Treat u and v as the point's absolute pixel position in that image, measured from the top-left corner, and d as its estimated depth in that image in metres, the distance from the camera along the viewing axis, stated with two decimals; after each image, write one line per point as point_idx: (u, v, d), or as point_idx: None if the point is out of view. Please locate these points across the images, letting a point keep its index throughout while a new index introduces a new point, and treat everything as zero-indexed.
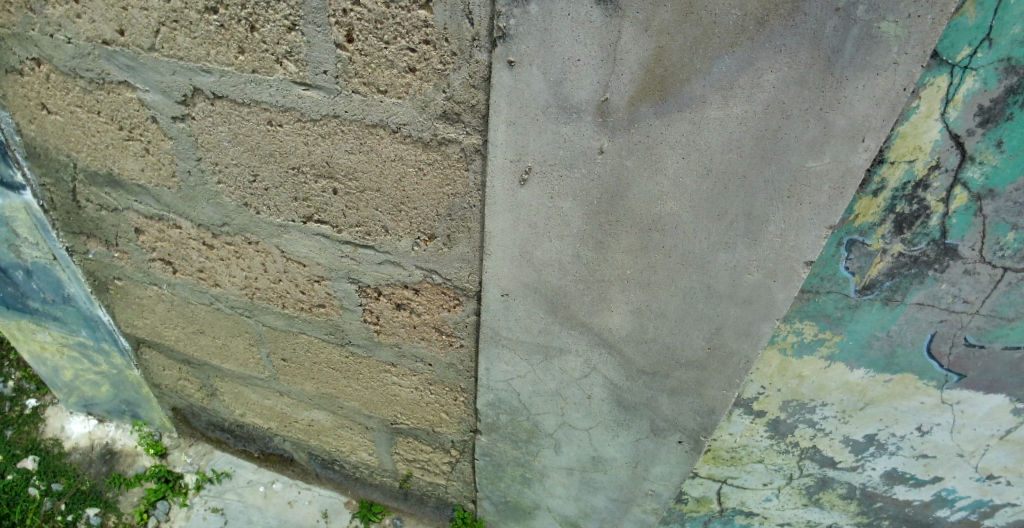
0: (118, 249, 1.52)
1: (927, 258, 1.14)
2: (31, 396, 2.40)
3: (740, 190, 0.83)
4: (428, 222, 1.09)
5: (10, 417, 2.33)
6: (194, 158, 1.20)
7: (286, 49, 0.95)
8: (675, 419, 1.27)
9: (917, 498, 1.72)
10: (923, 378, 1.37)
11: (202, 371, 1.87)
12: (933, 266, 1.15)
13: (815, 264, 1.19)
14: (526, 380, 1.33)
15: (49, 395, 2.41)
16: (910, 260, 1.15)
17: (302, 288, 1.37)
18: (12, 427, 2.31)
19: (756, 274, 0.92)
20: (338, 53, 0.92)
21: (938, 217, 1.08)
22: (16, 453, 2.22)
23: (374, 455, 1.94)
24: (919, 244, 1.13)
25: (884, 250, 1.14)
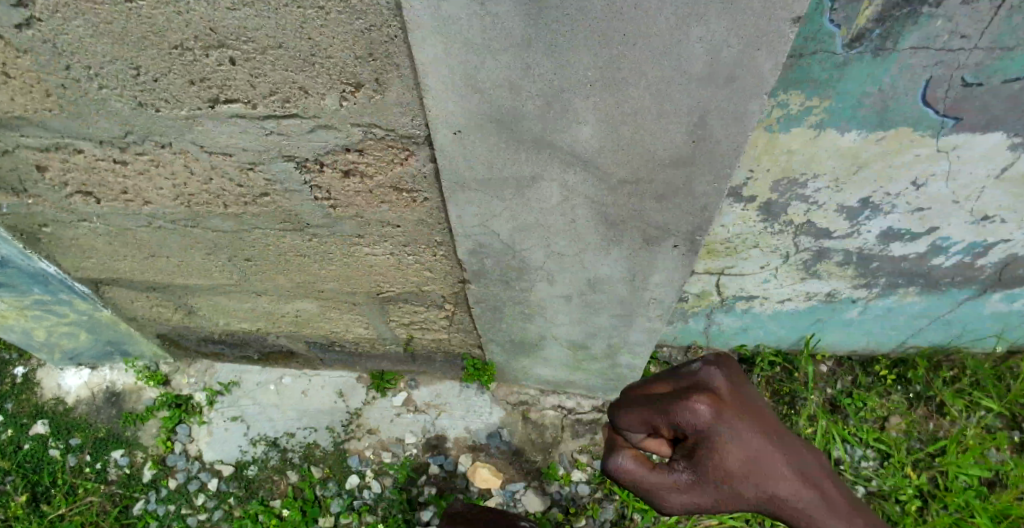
0: (30, 194, 1.37)
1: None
2: (17, 364, 2.33)
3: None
4: (348, 70, 0.93)
5: (5, 390, 2.29)
6: (62, 67, 1.00)
7: None
8: (667, 224, 1.23)
9: (912, 251, 1.77)
10: (918, 130, 1.32)
11: (171, 292, 1.80)
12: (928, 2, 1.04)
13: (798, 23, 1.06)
14: (504, 218, 1.26)
15: (33, 359, 2.34)
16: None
17: (238, 182, 1.24)
18: (11, 399, 2.27)
19: (737, 46, 0.81)
20: None
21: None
22: (24, 423, 2.23)
23: (370, 328, 1.98)
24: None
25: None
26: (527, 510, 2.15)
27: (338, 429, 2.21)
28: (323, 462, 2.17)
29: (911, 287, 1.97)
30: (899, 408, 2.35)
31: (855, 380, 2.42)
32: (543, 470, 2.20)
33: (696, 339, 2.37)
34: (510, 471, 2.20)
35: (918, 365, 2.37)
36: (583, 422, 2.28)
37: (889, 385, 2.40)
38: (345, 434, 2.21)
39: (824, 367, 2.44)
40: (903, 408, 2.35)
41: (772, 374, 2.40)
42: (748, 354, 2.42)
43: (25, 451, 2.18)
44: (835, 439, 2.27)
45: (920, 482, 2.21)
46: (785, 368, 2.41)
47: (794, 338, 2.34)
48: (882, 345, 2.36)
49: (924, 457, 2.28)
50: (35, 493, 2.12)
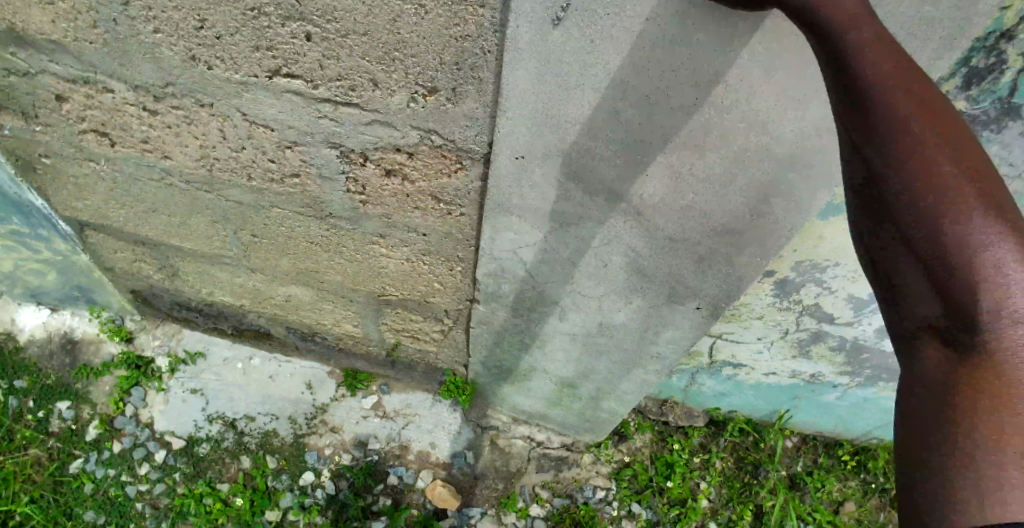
0: (40, 123, 1.27)
1: (986, 117, 1.04)
2: None
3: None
4: (428, 74, 0.89)
5: None
6: (119, 3, 0.93)
7: None
8: (697, 287, 1.21)
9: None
10: None
11: (161, 251, 1.71)
12: (990, 126, 1.06)
13: None
14: (536, 249, 1.23)
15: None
16: (968, 119, 1.04)
17: (272, 157, 1.18)
18: None
19: (824, 137, 0.82)
20: None
21: (1013, 74, 0.96)
22: None
23: (360, 327, 1.91)
24: (982, 103, 1.01)
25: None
26: None
27: (302, 422, 2.11)
28: (280, 452, 2.07)
29: (891, 382, 2.01)
30: (855, 495, 2.37)
31: (817, 459, 2.44)
32: (502, 498, 2.15)
33: (674, 395, 2.35)
34: (469, 494, 2.14)
35: (880, 456, 2.40)
36: (549, 457, 2.24)
37: (849, 470, 2.42)
38: (307, 427, 2.11)
39: (790, 441, 2.45)
40: (858, 496, 2.37)
41: (740, 441, 2.41)
42: (721, 417, 2.40)
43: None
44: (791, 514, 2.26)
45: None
46: (753, 437, 2.40)
47: (767, 410, 2.34)
48: (850, 431, 2.38)
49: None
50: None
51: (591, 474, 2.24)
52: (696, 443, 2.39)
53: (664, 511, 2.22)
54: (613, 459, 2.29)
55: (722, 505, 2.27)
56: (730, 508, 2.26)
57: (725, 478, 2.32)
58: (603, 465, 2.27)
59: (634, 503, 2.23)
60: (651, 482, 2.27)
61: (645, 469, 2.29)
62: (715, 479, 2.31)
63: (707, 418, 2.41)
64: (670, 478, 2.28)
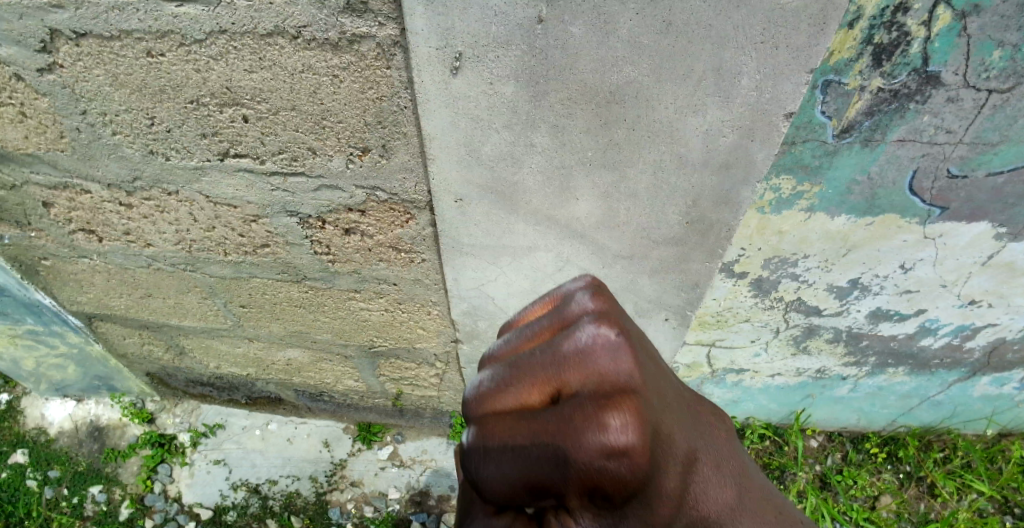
0: (33, 228, 1.38)
1: (907, 90, 1.06)
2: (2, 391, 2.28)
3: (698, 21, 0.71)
4: (357, 135, 0.96)
5: None
6: (78, 112, 1.02)
7: None
8: (658, 298, 1.24)
9: (900, 331, 1.77)
10: (905, 217, 1.34)
11: (164, 332, 1.79)
12: (915, 98, 1.07)
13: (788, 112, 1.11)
14: (499, 283, 1.27)
15: (20, 386, 2.29)
16: (890, 95, 1.07)
17: (240, 231, 1.25)
18: None
19: (731, 135, 0.84)
20: None
21: (919, 43, 0.98)
22: (3, 450, 2.16)
23: (360, 381, 1.96)
24: (899, 77, 1.04)
25: (862, 88, 1.06)
26: None
27: (322, 480, 2.13)
28: (303, 511, 2.06)
29: (900, 367, 1.96)
30: (890, 488, 2.28)
31: (846, 456, 2.36)
32: None
33: None
34: None
35: (909, 445, 2.32)
36: None
37: (879, 463, 2.34)
38: (328, 485, 2.12)
39: (814, 441, 2.39)
40: (894, 488, 2.29)
41: (762, 447, 2.36)
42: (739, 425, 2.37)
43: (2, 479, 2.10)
44: (824, 516, 2.19)
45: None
46: (775, 441, 2.37)
47: (784, 412, 2.29)
48: (873, 423, 2.30)
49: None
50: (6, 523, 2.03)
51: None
52: None
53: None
54: None
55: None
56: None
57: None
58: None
59: None
60: None
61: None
62: None
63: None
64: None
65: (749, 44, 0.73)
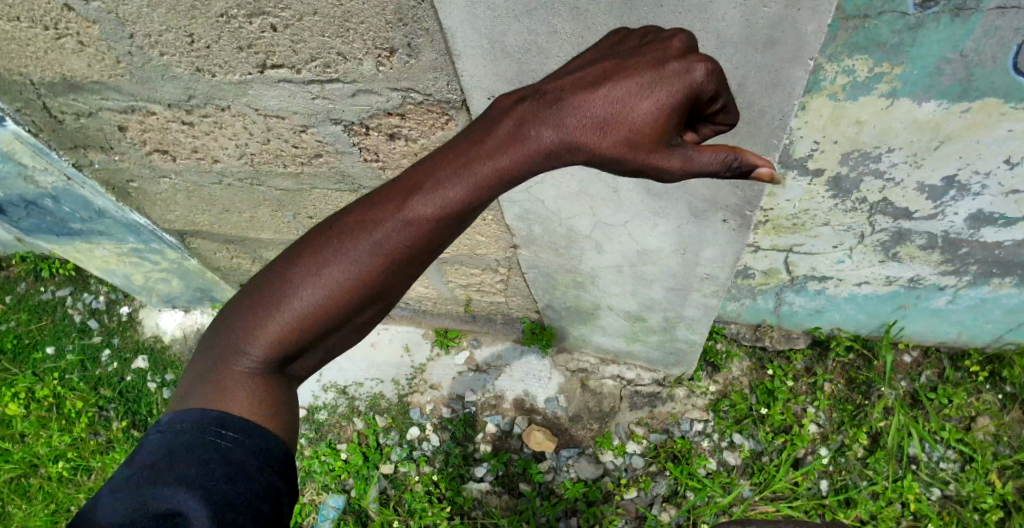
0: (116, 151, 1.51)
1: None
2: (123, 304, 2.59)
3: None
4: (381, 36, 0.93)
5: (112, 327, 2.55)
6: (126, 37, 1.08)
7: None
8: (714, 198, 1.17)
9: (1006, 239, 1.60)
10: (1010, 101, 1.16)
11: (247, 245, 1.95)
12: None
13: None
14: (548, 185, 1.25)
15: (136, 300, 2.58)
16: None
17: (293, 142, 1.30)
18: (117, 335, 2.54)
19: (774, 6, 0.74)
20: None
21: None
22: (127, 357, 2.48)
23: (432, 288, 2.05)
24: None
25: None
26: (580, 476, 2.09)
27: (403, 383, 2.29)
28: (388, 412, 2.25)
29: (1006, 278, 1.76)
30: (989, 409, 2.07)
31: (941, 373, 2.15)
32: (598, 437, 2.15)
33: (766, 318, 2.18)
34: (567, 435, 2.17)
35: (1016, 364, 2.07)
36: (642, 394, 2.20)
37: (978, 382, 2.12)
38: (409, 388, 2.28)
39: (907, 357, 2.19)
40: (994, 410, 2.07)
41: (847, 361, 2.18)
42: (822, 337, 2.19)
43: (127, 382, 2.42)
44: (910, 434, 2.03)
45: (1005, 490, 1.94)
46: (862, 355, 2.17)
47: (874, 323, 2.11)
48: (976, 339, 2.09)
49: (1012, 464, 1.99)
50: (133, 421, 2.34)
51: (687, 408, 2.16)
52: (800, 368, 2.20)
53: (767, 439, 2.07)
54: (708, 391, 2.18)
55: (833, 430, 2.07)
56: (841, 433, 2.07)
57: (835, 401, 2.11)
58: (698, 397, 2.17)
59: (735, 434, 2.10)
60: (750, 412, 2.12)
61: (744, 399, 2.14)
62: (825, 403, 2.11)
63: (808, 339, 2.21)
64: (770, 405, 2.12)
65: None
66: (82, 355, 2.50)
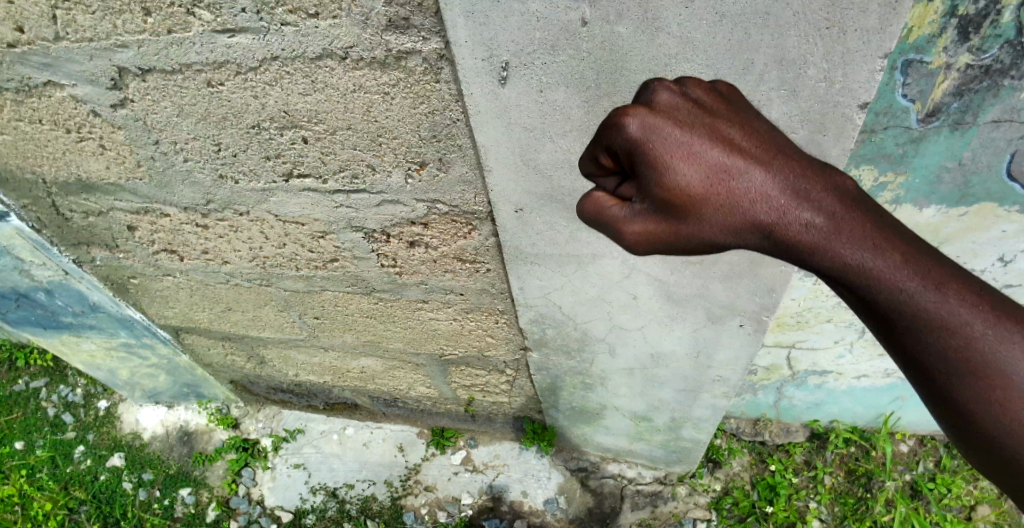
0: (122, 250, 1.49)
1: (1000, 66, 0.93)
2: (101, 397, 2.44)
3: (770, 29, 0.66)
4: (413, 150, 0.95)
5: (88, 422, 2.40)
6: (152, 142, 1.09)
7: None
8: (733, 303, 1.14)
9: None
10: (1004, 205, 1.20)
11: (245, 343, 1.87)
12: (1010, 73, 0.94)
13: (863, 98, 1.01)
14: (566, 290, 1.21)
15: (116, 393, 2.44)
16: (981, 71, 0.94)
17: (310, 247, 1.28)
18: (93, 430, 2.38)
19: (802, 130, 0.77)
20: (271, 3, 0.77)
21: (1012, 11, 0.86)
22: (102, 454, 2.33)
23: (431, 387, 1.93)
24: (990, 51, 0.91)
25: (947, 67, 0.94)
26: None
27: (397, 484, 2.13)
28: (379, 516, 2.09)
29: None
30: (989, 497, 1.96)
31: (939, 463, 2.05)
32: None
33: (765, 412, 2.09)
34: None
35: None
36: (644, 493, 2.05)
37: None
38: (402, 489, 2.13)
39: (904, 446, 2.09)
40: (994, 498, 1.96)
41: (846, 452, 2.08)
42: (820, 430, 2.09)
43: (100, 481, 2.27)
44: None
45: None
46: (860, 446, 2.07)
47: (871, 415, 2.02)
48: None
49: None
50: (105, 524, 2.20)
51: (689, 506, 2.02)
52: (799, 461, 2.08)
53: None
54: (710, 488, 2.05)
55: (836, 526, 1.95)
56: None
57: (836, 495, 2.00)
58: (700, 495, 2.04)
59: None
60: (753, 509, 2.00)
61: (746, 495, 2.03)
62: (826, 497, 2.00)
63: (807, 431, 2.11)
64: (774, 502, 1.99)
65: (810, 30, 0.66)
66: (52, 450, 2.35)
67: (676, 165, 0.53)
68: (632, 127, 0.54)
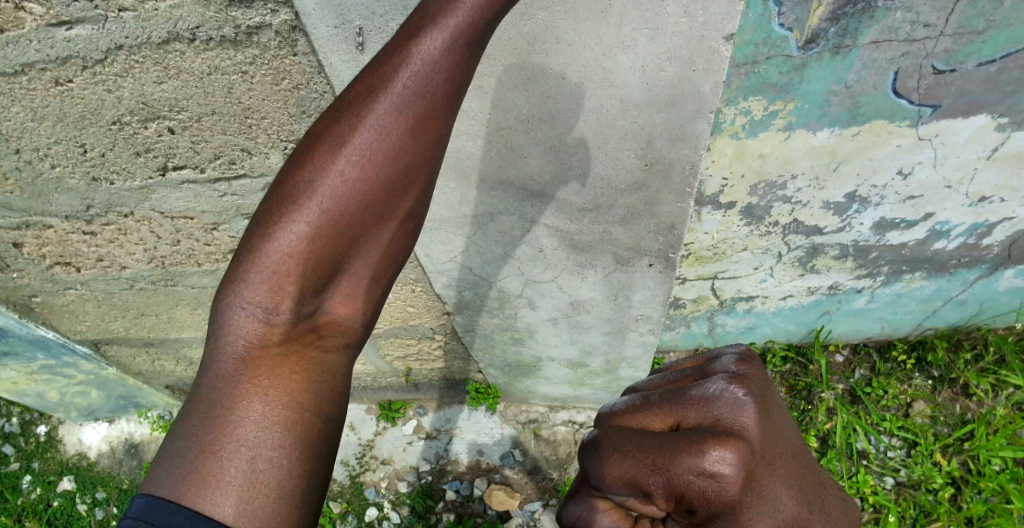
0: (14, 268, 1.40)
1: None
2: (39, 423, 2.28)
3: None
4: (286, 129, 0.92)
5: (31, 450, 2.26)
6: (13, 152, 1.02)
7: None
8: (637, 245, 1.18)
9: (911, 239, 1.69)
10: (895, 121, 1.28)
11: (169, 347, 1.80)
12: None
13: (742, 31, 1.03)
14: (472, 253, 1.22)
15: (54, 417, 2.28)
16: None
17: (206, 241, 1.23)
18: (37, 458, 2.25)
19: (672, 67, 0.80)
20: None
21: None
22: (50, 480, 2.21)
23: (370, 364, 1.93)
24: None
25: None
26: None
27: (353, 462, 2.13)
28: (342, 495, 2.10)
29: (917, 273, 1.84)
30: (923, 393, 2.09)
31: (873, 367, 2.16)
32: (559, 486, 2.07)
33: (702, 342, 2.14)
34: (525, 490, 2.09)
35: (938, 347, 2.10)
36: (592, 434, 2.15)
37: (909, 372, 2.14)
38: (359, 467, 2.13)
39: (839, 357, 2.19)
40: (927, 393, 2.09)
41: (786, 369, 2.17)
42: (757, 350, 2.19)
43: (54, 507, 2.18)
44: (856, 431, 2.03)
45: (951, 468, 1.97)
46: (798, 363, 2.16)
47: (802, 332, 2.12)
48: (897, 330, 2.13)
49: (952, 442, 2.02)
50: None
51: None
52: None
53: None
54: None
55: None
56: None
57: None
58: None
59: None
60: None
61: None
62: None
63: None
64: None
65: None
66: None
67: (737, 503, 0.53)
68: (725, 474, 0.52)
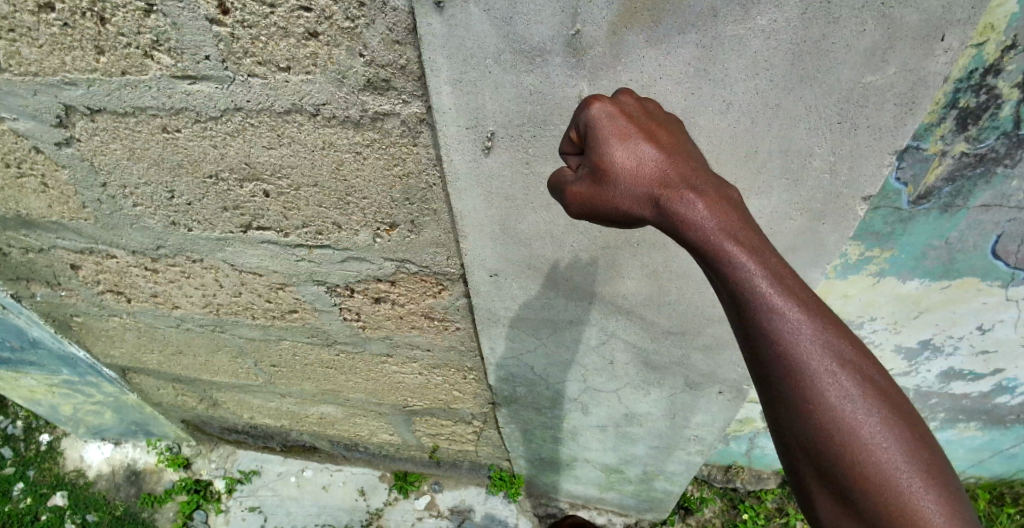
0: (64, 288, 1.37)
1: (995, 154, 0.93)
2: (43, 431, 2.19)
3: (778, 122, 0.65)
4: (384, 211, 0.89)
5: (29, 457, 2.14)
6: (98, 184, 1.00)
7: (151, 38, 0.73)
8: (713, 372, 1.10)
9: (975, 390, 1.54)
10: (986, 280, 1.19)
11: (196, 385, 1.71)
12: (1003, 162, 0.94)
13: None
14: (538, 353, 1.15)
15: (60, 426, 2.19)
16: (975, 159, 0.94)
17: (267, 297, 1.18)
18: (33, 466, 2.12)
19: (800, 219, 0.75)
20: (215, 30, 0.70)
21: (1012, 106, 0.86)
22: (43, 493, 2.06)
23: (396, 435, 1.74)
24: (986, 140, 0.91)
25: (943, 153, 0.94)
26: None
27: None
28: None
29: (973, 422, 1.66)
30: None
31: None
32: None
33: (736, 459, 1.97)
34: None
35: (980, 498, 1.93)
36: None
37: None
38: None
39: None
40: None
41: None
42: None
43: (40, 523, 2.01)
44: None
45: None
46: None
47: None
48: None
49: None
50: None
51: None
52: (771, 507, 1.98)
53: None
54: None
55: None
56: None
57: None
58: None
59: None
60: None
61: None
62: None
63: (778, 478, 2.00)
64: None
65: (822, 124, 0.65)
66: None
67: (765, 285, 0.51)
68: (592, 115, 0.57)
